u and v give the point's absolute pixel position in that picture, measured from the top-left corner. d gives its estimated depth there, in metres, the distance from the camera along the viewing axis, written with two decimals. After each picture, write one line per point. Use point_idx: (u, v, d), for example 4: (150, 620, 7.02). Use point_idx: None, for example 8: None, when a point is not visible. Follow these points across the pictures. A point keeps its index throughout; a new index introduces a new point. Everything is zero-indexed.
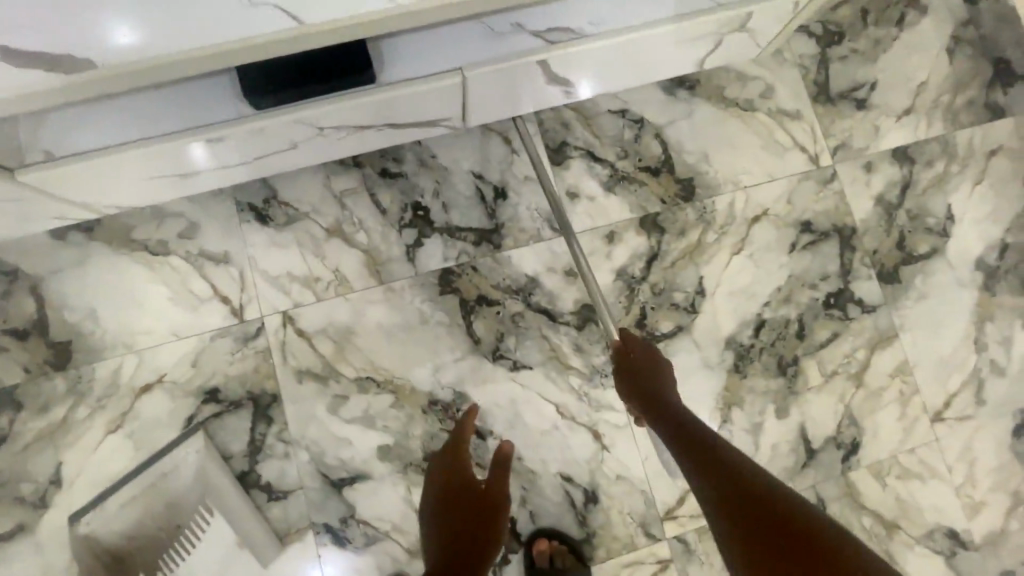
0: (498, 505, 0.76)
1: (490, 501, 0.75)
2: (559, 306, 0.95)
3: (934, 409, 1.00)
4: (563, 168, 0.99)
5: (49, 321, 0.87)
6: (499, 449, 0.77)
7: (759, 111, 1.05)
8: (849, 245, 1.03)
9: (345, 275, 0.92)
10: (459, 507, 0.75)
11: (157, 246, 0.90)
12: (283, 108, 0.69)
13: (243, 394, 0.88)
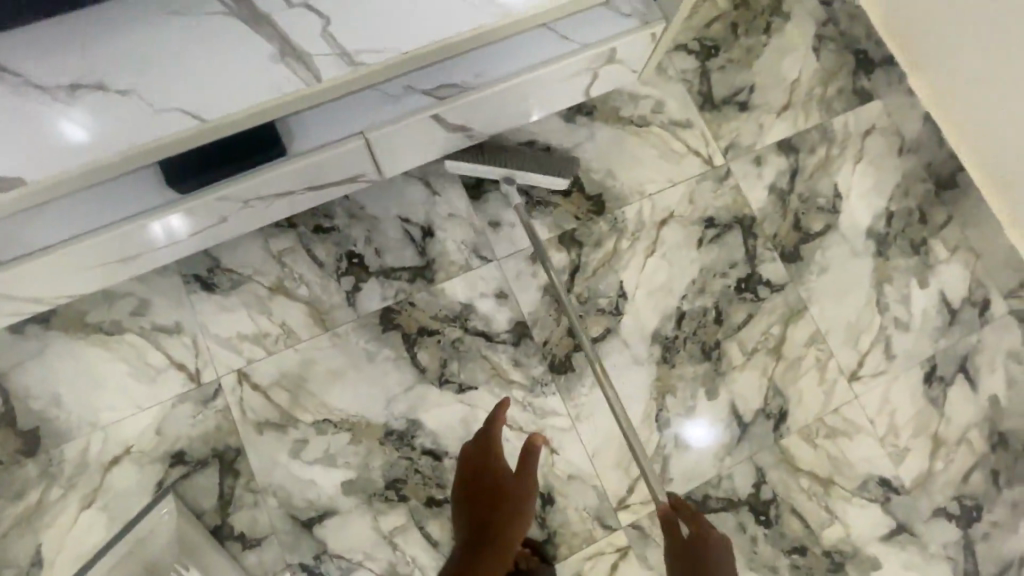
0: (526, 497, 0.87)
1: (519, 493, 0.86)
2: (495, 327, 1.03)
3: (850, 370, 1.10)
4: (482, 201, 1.09)
5: (16, 411, 0.92)
6: (529, 444, 0.86)
7: (652, 125, 1.16)
8: (750, 233, 1.14)
9: (291, 327, 0.99)
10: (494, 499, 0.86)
11: (112, 326, 0.96)
12: (205, 190, 0.77)
13: (208, 453, 0.94)
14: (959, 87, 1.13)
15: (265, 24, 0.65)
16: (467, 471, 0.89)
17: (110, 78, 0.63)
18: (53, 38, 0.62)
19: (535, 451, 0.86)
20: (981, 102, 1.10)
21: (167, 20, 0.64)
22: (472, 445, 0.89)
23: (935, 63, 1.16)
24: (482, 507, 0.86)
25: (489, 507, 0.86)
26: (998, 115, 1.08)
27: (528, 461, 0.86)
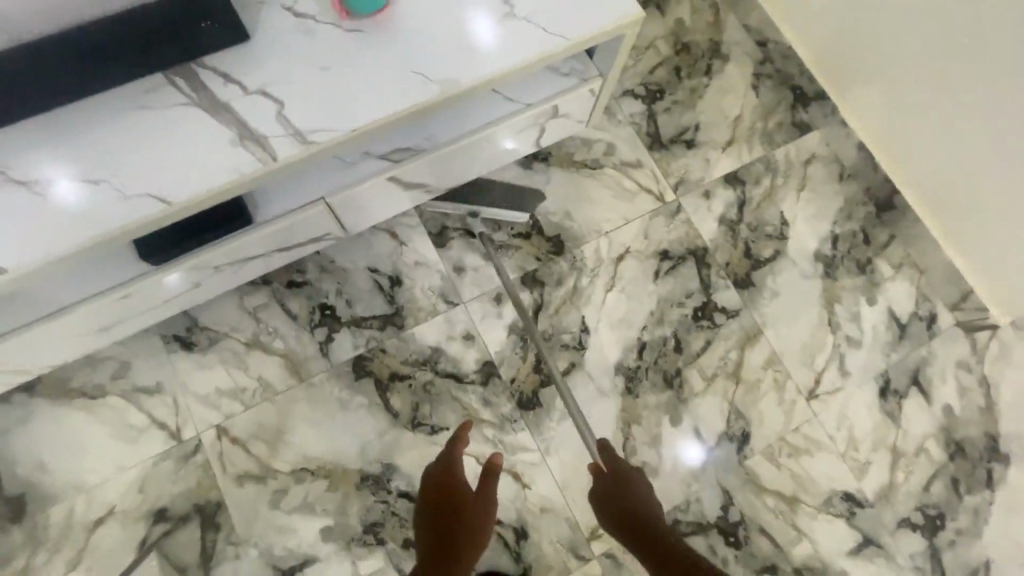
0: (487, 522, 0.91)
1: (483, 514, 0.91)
2: (464, 368, 1.08)
3: (807, 389, 1.14)
4: (446, 248, 1.15)
5: (3, 479, 0.95)
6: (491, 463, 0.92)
7: (605, 167, 1.24)
8: (704, 263, 1.20)
9: (268, 380, 1.04)
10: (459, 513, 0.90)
11: (94, 390, 1.00)
12: (177, 260, 0.83)
13: (189, 508, 0.97)
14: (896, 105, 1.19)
15: (225, 113, 0.73)
16: (431, 498, 0.92)
17: (84, 170, 0.70)
18: (36, 140, 0.70)
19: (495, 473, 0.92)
20: (935, 115, 1.11)
21: (138, 117, 0.72)
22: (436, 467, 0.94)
23: (891, 75, 1.16)
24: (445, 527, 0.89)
25: (455, 525, 0.89)
26: (952, 131, 1.09)
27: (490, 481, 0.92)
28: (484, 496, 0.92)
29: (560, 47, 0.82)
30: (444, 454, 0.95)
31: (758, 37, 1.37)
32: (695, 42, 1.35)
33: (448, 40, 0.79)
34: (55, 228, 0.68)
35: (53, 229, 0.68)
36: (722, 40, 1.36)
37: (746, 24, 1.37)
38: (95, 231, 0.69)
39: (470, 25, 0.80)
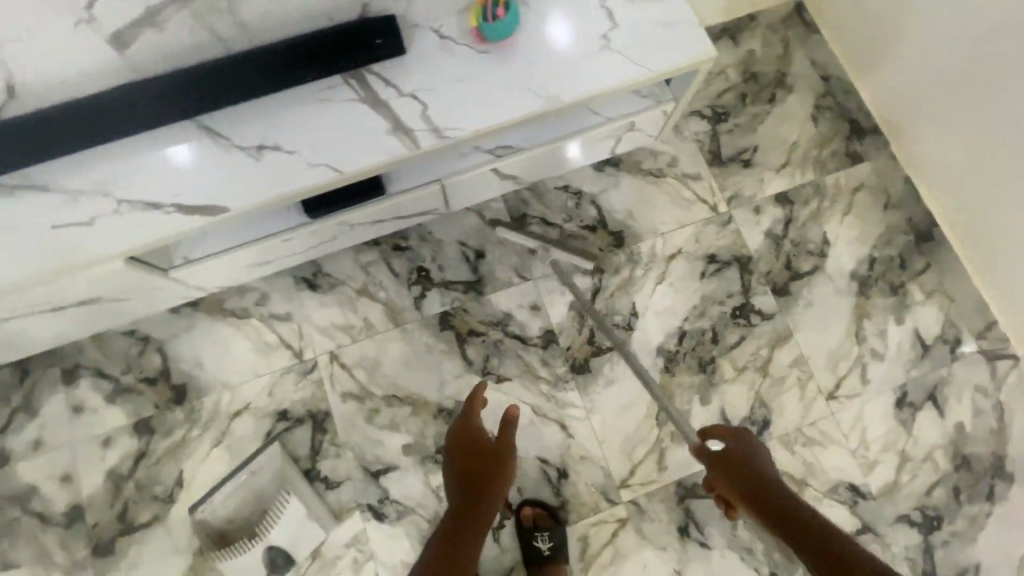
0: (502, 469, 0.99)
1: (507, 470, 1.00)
2: (528, 332, 1.29)
3: (828, 390, 1.29)
4: (524, 232, 1.36)
5: (171, 370, 1.24)
6: (510, 411, 1.03)
7: (669, 176, 1.41)
8: (747, 270, 1.36)
9: (372, 322, 1.29)
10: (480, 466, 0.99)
11: (241, 312, 1.28)
12: (328, 217, 1.08)
13: (305, 413, 1.23)
14: (946, 145, 1.31)
15: (384, 109, 0.96)
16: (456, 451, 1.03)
17: (283, 141, 0.94)
18: (248, 115, 0.94)
19: (511, 421, 1.03)
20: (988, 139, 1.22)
21: (322, 106, 0.95)
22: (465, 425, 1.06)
23: (950, 113, 1.28)
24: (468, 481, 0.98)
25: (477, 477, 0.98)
26: (1005, 153, 1.19)
27: (506, 429, 1.02)
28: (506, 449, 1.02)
29: (645, 77, 1.01)
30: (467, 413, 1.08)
31: (823, 71, 1.50)
32: (763, 72, 1.50)
33: (557, 65, 1.00)
34: (260, 183, 0.93)
35: (258, 183, 0.93)
36: (788, 72, 1.50)
37: (813, 60, 1.51)
38: (289, 188, 0.93)
39: (574, 54, 1.01)
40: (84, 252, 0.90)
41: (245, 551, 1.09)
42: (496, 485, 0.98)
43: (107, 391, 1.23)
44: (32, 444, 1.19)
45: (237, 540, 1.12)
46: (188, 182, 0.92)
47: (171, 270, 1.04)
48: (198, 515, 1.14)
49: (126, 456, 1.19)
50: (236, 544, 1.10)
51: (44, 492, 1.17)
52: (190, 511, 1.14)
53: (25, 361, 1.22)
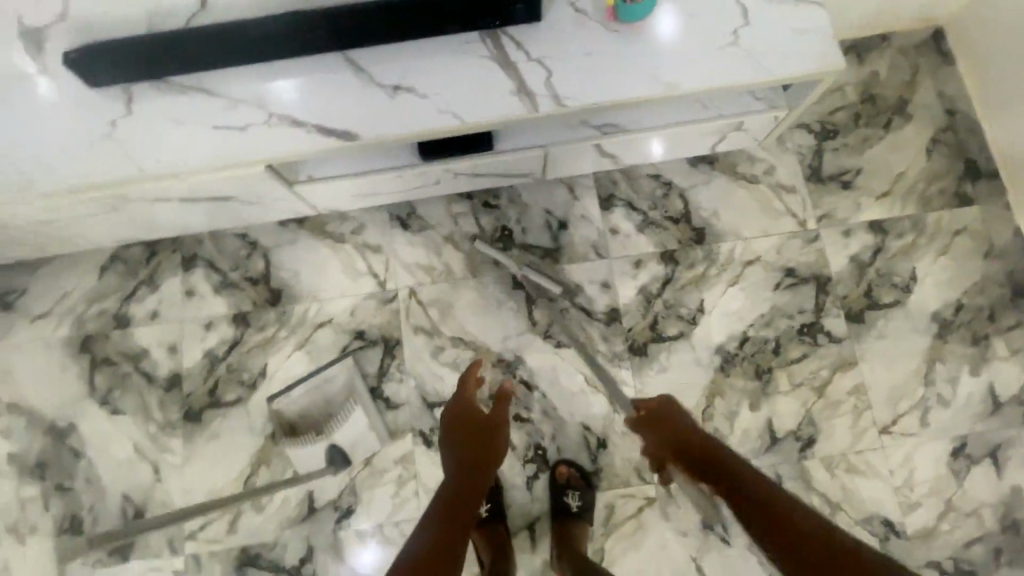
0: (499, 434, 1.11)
1: (502, 438, 1.11)
2: (595, 307, 1.35)
3: (883, 424, 1.28)
4: (609, 212, 1.41)
5: (272, 275, 1.39)
6: (504, 388, 1.17)
7: (763, 183, 1.42)
8: (824, 290, 1.35)
9: (452, 268, 1.38)
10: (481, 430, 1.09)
11: (339, 236, 1.40)
12: (438, 162, 1.17)
13: (379, 336, 1.34)
14: None
15: (512, 71, 1.03)
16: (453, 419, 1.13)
17: (417, 85, 1.02)
18: (390, 56, 1.03)
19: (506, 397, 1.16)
20: None
21: (457, 58, 1.03)
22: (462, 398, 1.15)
23: None
24: (467, 446, 1.07)
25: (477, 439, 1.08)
26: None
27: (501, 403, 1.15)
28: (500, 419, 1.14)
29: (766, 80, 1.03)
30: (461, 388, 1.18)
31: (949, 105, 1.45)
32: (883, 95, 1.46)
33: (683, 55, 1.03)
34: (391, 119, 1.02)
35: (389, 119, 1.02)
36: (910, 99, 1.45)
37: (941, 91, 1.45)
38: (415, 128, 1.02)
39: (701, 46, 1.03)
40: (237, 154, 1.02)
41: (310, 443, 1.27)
42: (494, 446, 1.09)
43: (216, 282, 1.39)
44: (149, 314, 1.37)
45: (304, 433, 1.28)
46: (330, 107, 1.02)
47: (296, 185, 1.17)
48: (275, 405, 1.29)
49: (223, 341, 1.35)
50: (302, 436, 1.27)
51: (153, 356, 1.35)
52: (270, 399, 1.29)
53: (154, 243, 1.40)
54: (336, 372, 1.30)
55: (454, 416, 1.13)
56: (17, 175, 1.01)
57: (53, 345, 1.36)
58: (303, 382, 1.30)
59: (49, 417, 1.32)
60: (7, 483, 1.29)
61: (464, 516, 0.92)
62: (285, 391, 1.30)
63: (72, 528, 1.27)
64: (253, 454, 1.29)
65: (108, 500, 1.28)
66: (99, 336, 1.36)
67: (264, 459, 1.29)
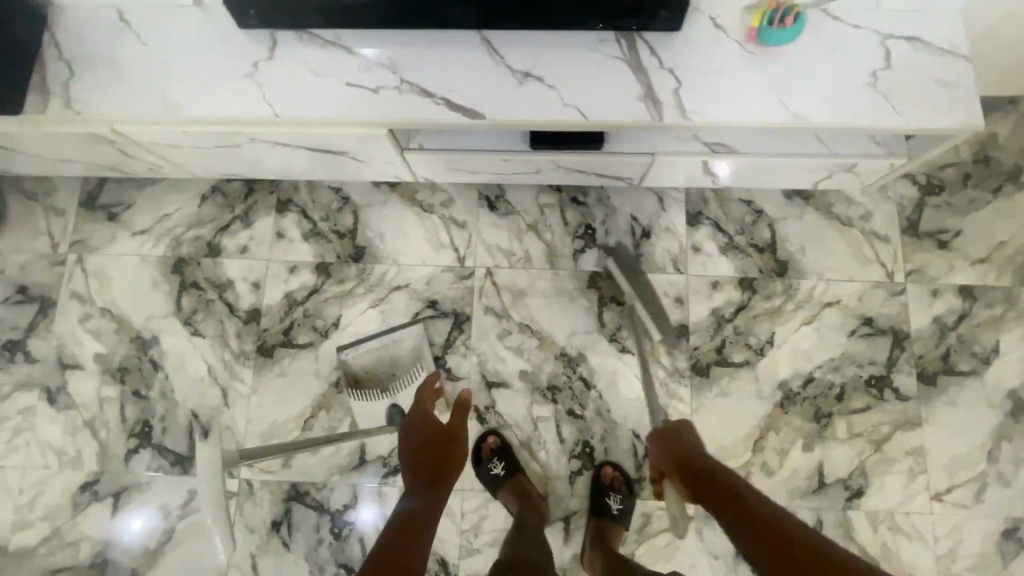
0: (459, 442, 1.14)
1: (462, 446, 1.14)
2: (664, 320, 1.36)
3: (937, 490, 1.26)
4: (694, 229, 1.41)
5: (358, 232, 1.44)
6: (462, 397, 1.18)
7: (856, 228, 1.39)
8: (900, 345, 1.33)
9: (531, 257, 1.41)
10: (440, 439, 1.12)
11: (427, 206, 1.44)
12: (545, 152, 1.19)
13: (450, 309, 1.38)
14: None
15: (642, 75, 1.03)
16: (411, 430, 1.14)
17: (546, 74, 1.03)
18: (526, 42, 1.04)
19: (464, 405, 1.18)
20: None
21: (590, 54, 1.03)
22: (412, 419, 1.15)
23: None
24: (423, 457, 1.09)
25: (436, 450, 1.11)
26: None
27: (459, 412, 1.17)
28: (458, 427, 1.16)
29: (896, 123, 1.01)
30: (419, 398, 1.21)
31: None
32: (999, 159, 1.41)
33: (818, 87, 1.02)
34: (516, 102, 1.03)
35: (514, 102, 1.03)
36: None
37: None
38: (539, 116, 1.02)
39: (833, 81, 1.02)
40: (370, 113, 1.04)
41: (374, 398, 1.30)
42: (454, 455, 1.11)
43: (305, 229, 1.45)
44: (239, 249, 1.44)
45: (366, 388, 1.32)
46: (458, 83, 1.04)
47: (404, 151, 1.20)
48: (342, 356, 1.33)
49: (304, 286, 1.41)
50: (364, 390, 1.31)
51: (237, 289, 1.42)
52: (338, 350, 1.35)
53: (254, 182, 1.46)
54: (404, 338, 1.35)
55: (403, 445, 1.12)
56: (157, 103, 1.06)
57: (147, 261, 1.44)
58: (374, 340, 1.33)
59: (135, 327, 1.41)
60: (91, 381, 1.38)
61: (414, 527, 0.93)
62: (356, 344, 1.33)
63: (141, 434, 1.36)
64: (316, 398, 1.36)
65: (178, 414, 1.36)
66: (191, 260, 1.44)
67: (325, 404, 1.35)
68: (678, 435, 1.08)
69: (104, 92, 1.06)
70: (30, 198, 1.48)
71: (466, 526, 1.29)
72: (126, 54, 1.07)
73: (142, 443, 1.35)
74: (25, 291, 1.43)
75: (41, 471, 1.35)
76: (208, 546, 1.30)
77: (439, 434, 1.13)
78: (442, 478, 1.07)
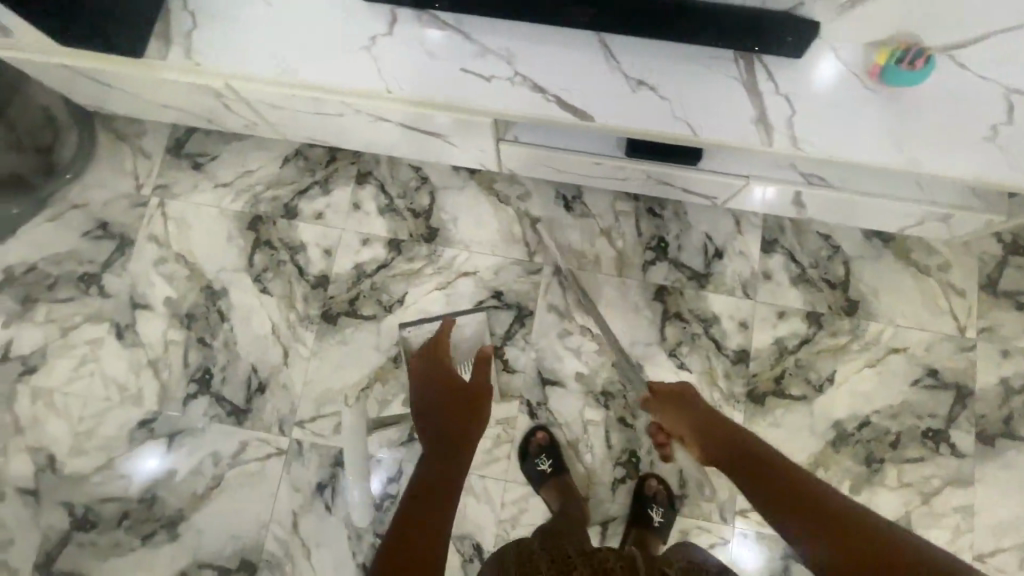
0: (483, 397, 1.18)
1: (485, 400, 1.19)
2: (726, 342, 1.36)
3: (980, 552, 1.25)
4: (768, 256, 1.40)
5: (433, 214, 1.45)
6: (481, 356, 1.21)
7: (933, 277, 1.37)
8: (962, 402, 1.32)
9: (600, 261, 1.41)
10: (463, 396, 1.16)
11: (504, 197, 1.45)
12: (638, 161, 1.19)
13: (514, 302, 1.40)
14: None
15: (757, 100, 1.02)
16: (430, 387, 1.18)
17: (660, 86, 1.02)
18: (644, 47, 1.01)
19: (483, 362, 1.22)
20: None
21: (708, 70, 1.01)
22: (433, 376, 1.19)
23: None
24: (447, 413, 1.14)
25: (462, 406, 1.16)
26: None
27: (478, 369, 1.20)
28: (479, 383, 1.21)
29: (1002, 181, 1.02)
30: (437, 354, 1.24)
31: None
32: None
33: (934, 133, 1.01)
34: (627, 110, 1.03)
35: (626, 109, 1.03)
36: None
37: None
38: (649, 126, 1.04)
39: (950, 130, 1.00)
40: (486, 102, 1.06)
41: None
42: (478, 410, 1.17)
43: (381, 204, 1.46)
44: (315, 214, 1.46)
45: None
46: (571, 83, 1.03)
47: (498, 142, 1.21)
48: (405, 334, 1.36)
49: (373, 260, 1.43)
50: None
51: (308, 253, 1.44)
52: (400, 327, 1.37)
53: (337, 150, 1.48)
54: (467, 317, 1.36)
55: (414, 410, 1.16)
56: (272, 63, 1.07)
57: (225, 214, 1.47)
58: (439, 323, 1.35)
59: (207, 276, 1.44)
60: (159, 323, 1.42)
61: (444, 482, 1.01)
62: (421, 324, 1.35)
63: (201, 380, 1.39)
64: (373, 371, 1.38)
65: (239, 367, 1.40)
66: (267, 219, 1.46)
67: (381, 378, 1.38)
68: (684, 394, 1.16)
69: (223, 48, 1.08)
70: (121, 137, 1.51)
71: (505, 516, 1.31)
72: (243, 10, 1.06)
73: (200, 390, 1.39)
74: (106, 228, 1.46)
75: (102, 403, 1.39)
76: (252, 498, 1.34)
77: (461, 389, 1.18)
78: (468, 433, 1.12)
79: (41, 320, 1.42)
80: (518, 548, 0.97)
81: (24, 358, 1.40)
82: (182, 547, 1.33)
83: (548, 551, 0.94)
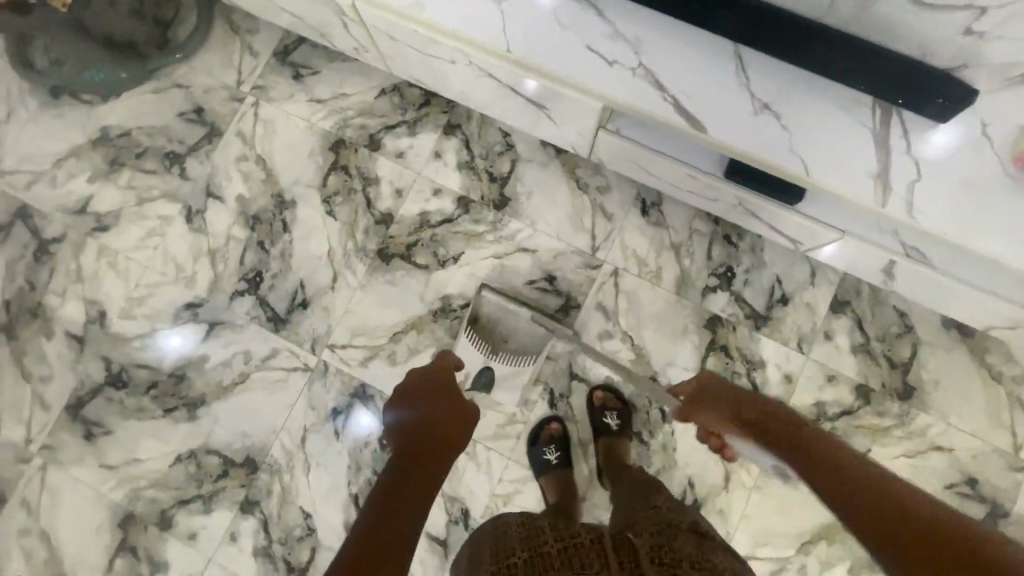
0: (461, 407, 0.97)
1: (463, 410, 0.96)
2: (765, 390, 1.32)
3: None
4: (834, 316, 1.34)
5: (509, 183, 1.44)
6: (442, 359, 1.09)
7: (1003, 386, 1.29)
8: (994, 520, 1.25)
9: (661, 274, 1.38)
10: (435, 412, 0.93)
11: (583, 185, 1.42)
12: (734, 185, 1.15)
13: (566, 290, 1.38)
14: None
15: (883, 154, 0.96)
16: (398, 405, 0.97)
17: (784, 114, 0.97)
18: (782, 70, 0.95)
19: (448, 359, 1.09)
20: None
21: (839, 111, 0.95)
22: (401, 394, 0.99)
23: None
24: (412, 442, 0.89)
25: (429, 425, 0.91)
26: None
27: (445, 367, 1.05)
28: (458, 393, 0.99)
29: None
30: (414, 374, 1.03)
31: None
32: None
33: None
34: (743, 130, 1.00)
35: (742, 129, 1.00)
36: None
37: None
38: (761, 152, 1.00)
39: None
40: (605, 88, 1.04)
41: (482, 351, 1.30)
42: (447, 435, 0.91)
43: (462, 159, 1.46)
44: (396, 151, 1.47)
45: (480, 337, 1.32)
46: (691, 90, 0.99)
47: (598, 130, 1.18)
48: (483, 297, 1.34)
49: (440, 212, 1.44)
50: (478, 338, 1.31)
51: (380, 188, 1.46)
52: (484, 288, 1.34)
53: (433, 96, 1.47)
54: (521, 309, 1.32)
55: (386, 405, 1.01)
56: None
57: (312, 129, 1.49)
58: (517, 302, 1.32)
59: (281, 185, 1.47)
60: (226, 216, 1.47)
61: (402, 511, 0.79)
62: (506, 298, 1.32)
63: (251, 281, 1.44)
64: (412, 318, 1.40)
65: (289, 278, 1.44)
66: (350, 145, 1.48)
67: (417, 326, 1.40)
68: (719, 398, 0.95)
69: None
70: (234, 31, 1.54)
71: (499, 492, 1.33)
72: None
73: (248, 290, 1.44)
74: (201, 114, 1.51)
75: (158, 276, 1.45)
76: (271, 404, 1.40)
77: (439, 397, 0.97)
78: (431, 458, 0.87)
79: (122, 185, 1.48)
80: (495, 531, 0.91)
81: (99, 215, 1.48)
82: (197, 429, 1.40)
83: (525, 526, 0.90)
